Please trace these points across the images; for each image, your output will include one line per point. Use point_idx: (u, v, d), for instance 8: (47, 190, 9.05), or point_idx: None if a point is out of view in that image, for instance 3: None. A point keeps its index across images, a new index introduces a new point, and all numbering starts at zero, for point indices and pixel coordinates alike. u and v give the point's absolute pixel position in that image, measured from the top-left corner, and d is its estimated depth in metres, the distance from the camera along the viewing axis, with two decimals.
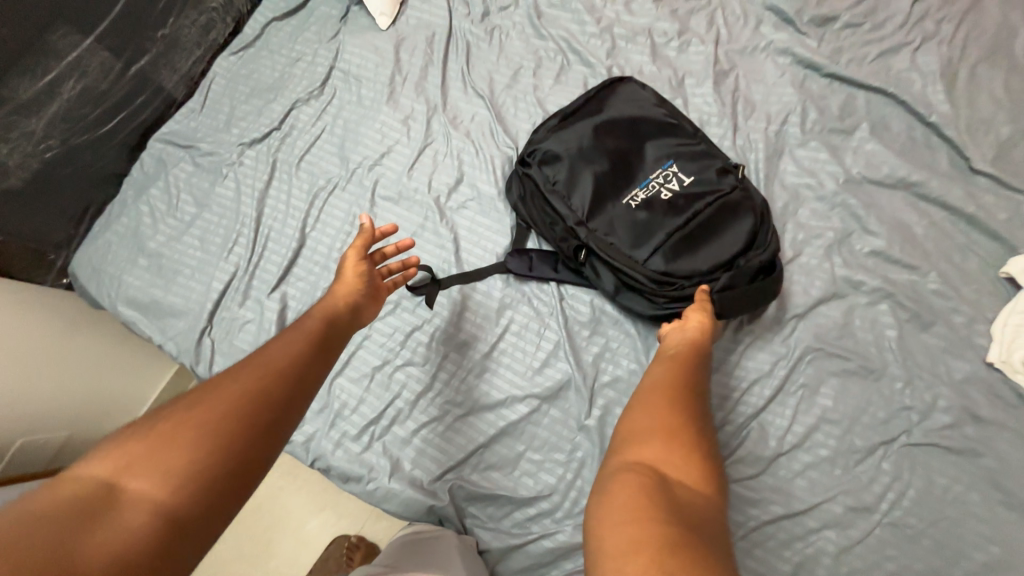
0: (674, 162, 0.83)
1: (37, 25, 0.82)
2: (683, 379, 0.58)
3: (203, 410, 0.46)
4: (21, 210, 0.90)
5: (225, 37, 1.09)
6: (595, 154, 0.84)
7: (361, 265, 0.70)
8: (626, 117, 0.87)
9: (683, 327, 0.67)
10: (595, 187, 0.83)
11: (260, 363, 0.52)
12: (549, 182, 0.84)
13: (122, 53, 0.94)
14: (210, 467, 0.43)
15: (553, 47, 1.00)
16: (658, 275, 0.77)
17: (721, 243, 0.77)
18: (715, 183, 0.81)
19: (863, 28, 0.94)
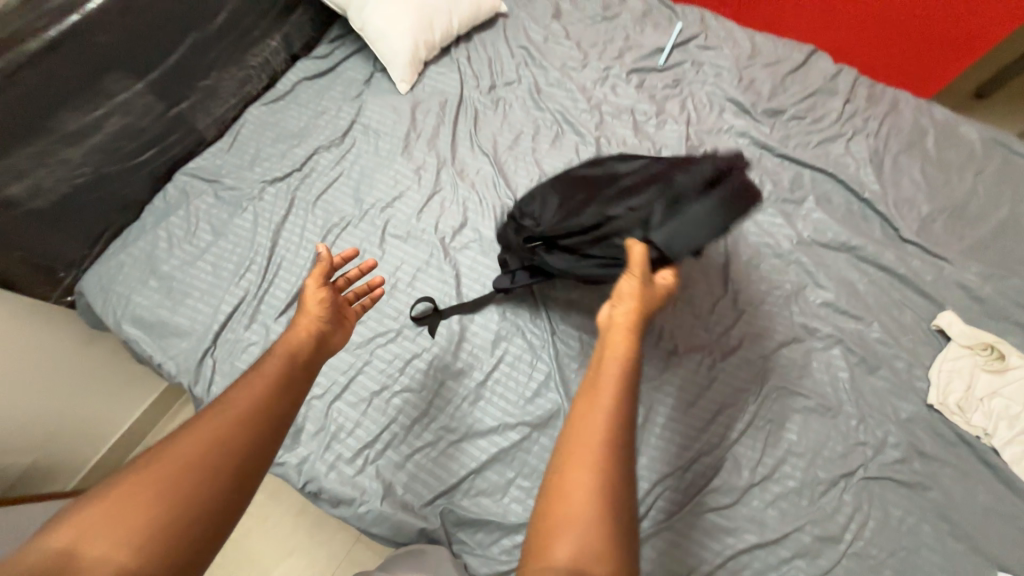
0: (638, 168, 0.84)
1: (97, 69, 0.90)
2: (615, 401, 0.51)
3: (167, 464, 0.48)
4: (45, 228, 0.94)
5: (258, 90, 1.20)
6: (560, 178, 0.94)
7: (320, 294, 0.69)
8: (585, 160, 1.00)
9: (613, 329, 0.58)
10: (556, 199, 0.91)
11: (224, 413, 0.53)
12: (521, 207, 0.94)
13: (166, 97, 1.03)
14: (177, 523, 0.46)
15: (550, 118, 1.16)
16: (604, 232, 0.78)
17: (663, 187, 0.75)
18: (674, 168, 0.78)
19: (806, 120, 1.14)
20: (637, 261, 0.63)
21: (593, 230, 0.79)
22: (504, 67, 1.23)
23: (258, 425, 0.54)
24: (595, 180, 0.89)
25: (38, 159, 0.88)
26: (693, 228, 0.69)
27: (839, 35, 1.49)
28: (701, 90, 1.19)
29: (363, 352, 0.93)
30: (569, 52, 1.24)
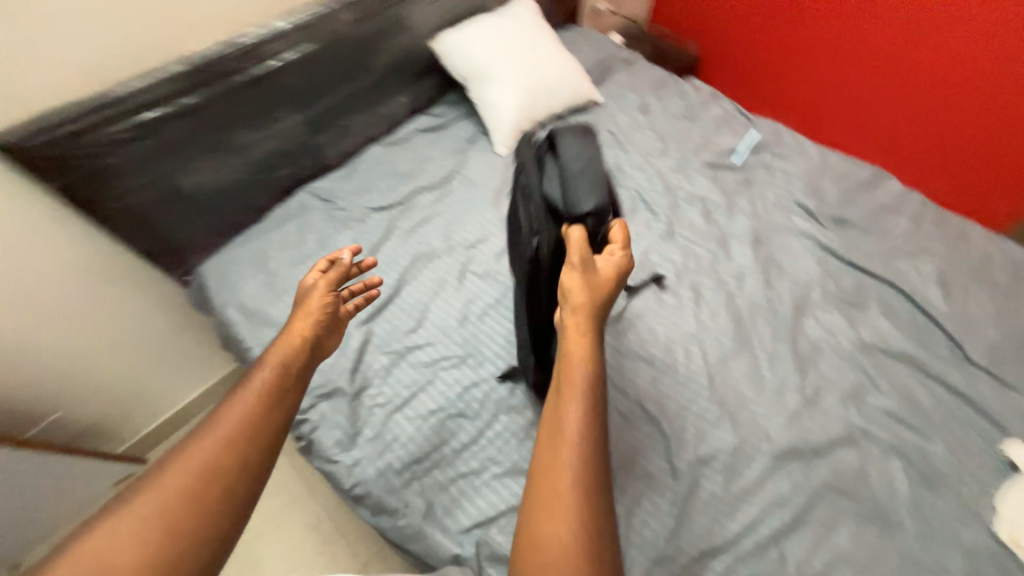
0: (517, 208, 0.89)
1: (275, 102, 1.10)
2: (575, 433, 0.57)
3: (182, 474, 0.54)
4: (190, 217, 1.10)
5: (381, 132, 1.39)
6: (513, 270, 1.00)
7: (322, 297, 0.79)
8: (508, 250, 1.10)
9: (566, 342, 0.63)
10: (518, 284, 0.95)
11: (219, 431, 0.58)
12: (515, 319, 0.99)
13: (313, 130, 1.22)
14: (183, 533, 0.51)
15: (627, 194, 1.28)
16: (538, 252, 0.80)
17: (525, 189, 0.84)
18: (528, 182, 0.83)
19: (872, 233, 1.20)
20: (573, 244, 0.69)
21: (534, 264, 0.81)
22: None
23: (251, 438, 0.60)
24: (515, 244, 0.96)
25: (209, 160, 1.06)
26: (582, 180, 0.75)
27: (869, 141, 1.66)
28: (770, 191, 1.29)
29: (428, 372, 1.00)
30: (651, 142, 1.39)
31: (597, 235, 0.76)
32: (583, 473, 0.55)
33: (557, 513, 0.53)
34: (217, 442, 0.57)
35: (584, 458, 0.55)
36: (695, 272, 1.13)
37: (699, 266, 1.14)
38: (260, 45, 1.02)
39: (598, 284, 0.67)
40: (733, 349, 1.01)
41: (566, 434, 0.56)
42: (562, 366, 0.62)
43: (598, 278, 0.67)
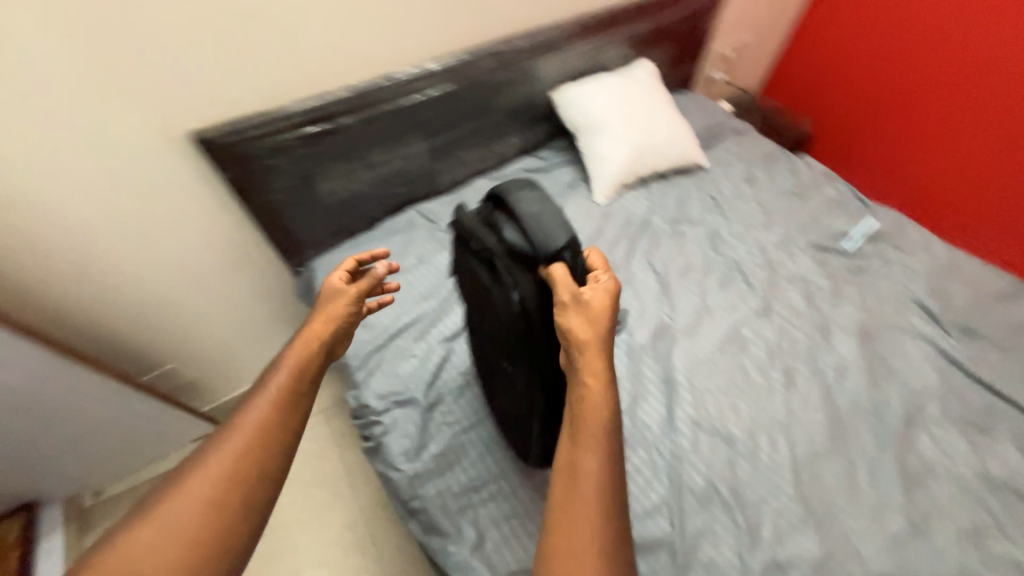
0: (479, 272, 0.84)
1: (410, 128, 1.21)
2: (595, 482, 0.55)
3: (206, 482, 0.57)
4: (313, 215, 1.21)
5: (489, 166, 1.47)
6: (485, 340, 0.93)
7: (341, 300, 0.80)
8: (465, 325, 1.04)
9: (579, 388, 0.63)
10: (502, 353, 0.87)
11: (238, 437, 0.61)
12: (506, 390, 0.90)
13: (434, 157, 1.31)
14: (207, 536, 0.55)
15: (724, 262, 1.25)
16: (521, 306, 0.73)
17: (480, 248, 0.81)
18: (483, 240, 0.80)
19: (1007, 353, 1.07)
20: (559, 281, 0.68)
21: (521, 322, 0.74)
22: (690, 209, 1.38)
23: (268, 443, 0.62)
24: (482, 311, 0.90)
25: (342, 168, 1.17)
26: (543, 220, 0.72)
27: (963, 183, 1.60)
28: (885, 284, 1.19)
29: None
30: (754, 213, 1.36)
31: (576, 269, 0.72)
32: (597, 528, 0.52)
33: (575, 561, 0.50)
34: (237, 453, 0.60)
35: (603, 512, 0.54)
36: (790, 356, 1.07)
37: (795, 350, 1.07)
38: (411, 80, 1.15)
39: (598, 316, 0.66)
40: (827, 449, 0.93)
41: (583, 487, 0.54)
42: (578, 413, 0.61)
43: (592, 309, 0.66)
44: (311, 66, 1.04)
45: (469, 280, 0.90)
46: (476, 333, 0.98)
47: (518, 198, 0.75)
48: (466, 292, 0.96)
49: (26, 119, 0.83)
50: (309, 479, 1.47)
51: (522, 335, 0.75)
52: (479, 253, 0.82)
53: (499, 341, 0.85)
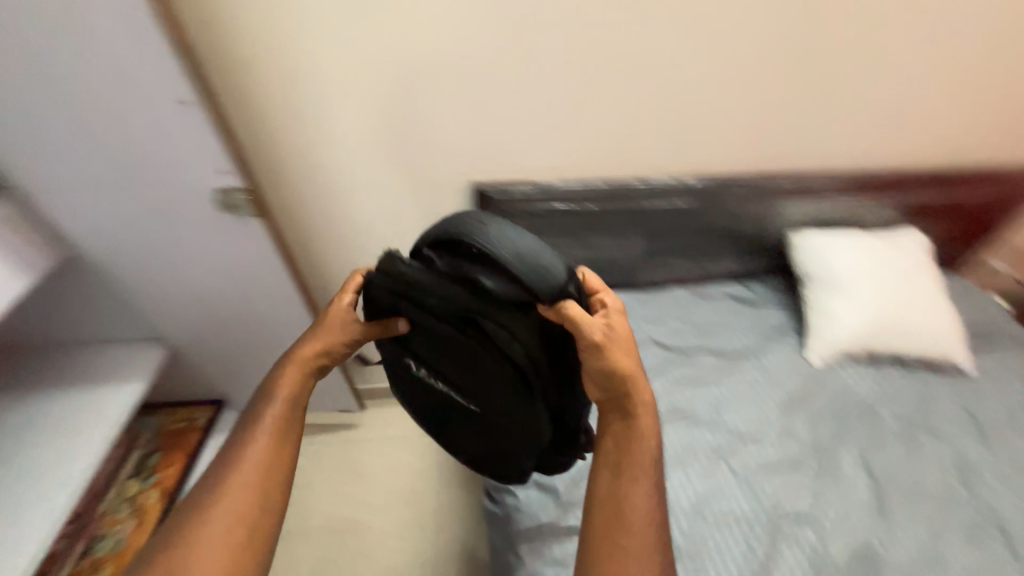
0: (433, 321, 0.74)
1: (639, 227, 1.25)
2: (640, 503, 0.68)
3: (222, 518, 0.68)
4: None
5: (692, 279, 1.41)
6: (441, 377, 0.84)
7: (341, 328, 0.82)
8: (393, 363, 0.91)
9: (621, 416, 0.73)
10: (477, 397, 0.81)
11: (241, 472, 0.71)
12: (485, 425, 0.86)
13: (646, 257, 1.32)
14: (233, 557, 0.66)
15: (975, 508, 0.96)
16: (524, 356, 0.70)
17: (444, 300, 0.70)
18: (446, 290, 0.69)
19: None
20: (581, 321, 0.67)
21: (523, 370, 0.71)
22: (934, 416, 1.11)
23: (272, 468, 0.73)
24: (439, 352, 0.80)
25: (566, 243, 1.23)
26: (530, 269, 0.66)
27: None
28: None
29: None
30: None
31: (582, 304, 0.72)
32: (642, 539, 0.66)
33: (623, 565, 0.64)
34: (241, 487, 0.70)
35: (645, 526, 0.67)
36: None
37: None
38: (664, 190, 1.20)
39: (625, 342, 0.71)
40: None
41: (627, 503, 0.67)
42: (624, 439, 0.72)
43: (616, 339, 0.71)
44: (595, 156, 1.14)
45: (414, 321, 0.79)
46: (421, 370, 0.87)
47: (492, 237, 0.66)
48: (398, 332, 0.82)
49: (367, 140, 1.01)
50: (405, 493, 1.52)
51: (524, 385, 0.73)
52: (440, 306, 0.71)
53: (480, 387, 0.79)
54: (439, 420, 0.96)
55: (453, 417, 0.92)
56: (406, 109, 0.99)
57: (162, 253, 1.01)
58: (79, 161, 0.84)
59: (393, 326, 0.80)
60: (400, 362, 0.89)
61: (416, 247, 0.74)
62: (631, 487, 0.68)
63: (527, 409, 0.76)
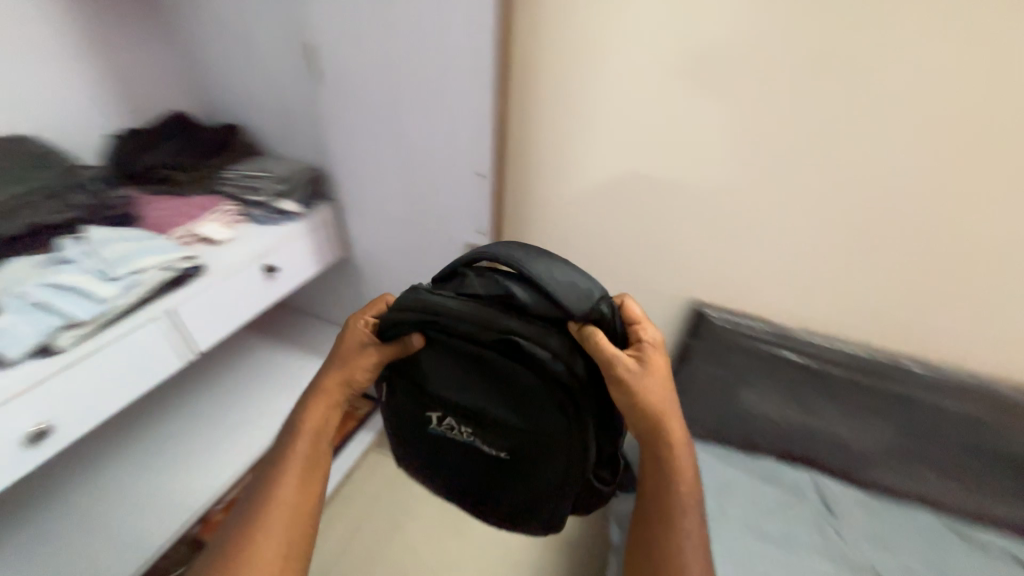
0: (445, 345, 0.58)
1: (893, 416, 0.96)
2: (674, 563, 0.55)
3: None
4: (709, 406, 1.10)
5: (952, 506, 1.01)
6: (466, 430, 0.62)
7: (356, 353, 0.62)
8: (410, 416, 0.67)
9: (647, 463, 0.59)
10: (503, 441, 0.60)
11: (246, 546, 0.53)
12: (511, 481, 0.64)
13: (886, 452, 1.01)
14: None
15: None
16: (564, 372, 0.54)
17: (469, 324, 0.54)
18: (469, 310, 0.54)
19: None
20: (604, 348, 0.53)
21: (561, 391, 0.55)
22: None
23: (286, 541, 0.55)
24: (466, 393, 0.59)
25: (778, 395, 1.03)
26: (560, 282, 0.54)
27: None
28: None
29: None
30: None
31: (614, 329, 0.58)
32: None
33: None
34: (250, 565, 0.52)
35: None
36: None
37: None
38: (950, 386, 0.91)
39: (655, 373, 0.57)
40: None
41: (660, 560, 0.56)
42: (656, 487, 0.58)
43: (650, 372, 0.56)
44: (861, 316, 0.93)
45: (441, 360, 0.59)
46: (440, 424, 0.64)
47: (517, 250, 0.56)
48: (417, 372, 0.62)
49: (607, 244, 1.00)
50: None
51: (563, 410, 0.56)
52: (460, 329, 0.55)
53: (512, 428, 0.59)
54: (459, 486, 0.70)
55: (475, 483, 0.68)
56: (652, 225, 0.95)
57: (404, 277, 1.18)
58: (387, 196, 1.05)
59: (410, 342, 0.59)
60: (412, 417, 0.66)
61: (448, 269, 0.60)
62: (665, 541, 0.56)
63: (564, 445, 0.58)
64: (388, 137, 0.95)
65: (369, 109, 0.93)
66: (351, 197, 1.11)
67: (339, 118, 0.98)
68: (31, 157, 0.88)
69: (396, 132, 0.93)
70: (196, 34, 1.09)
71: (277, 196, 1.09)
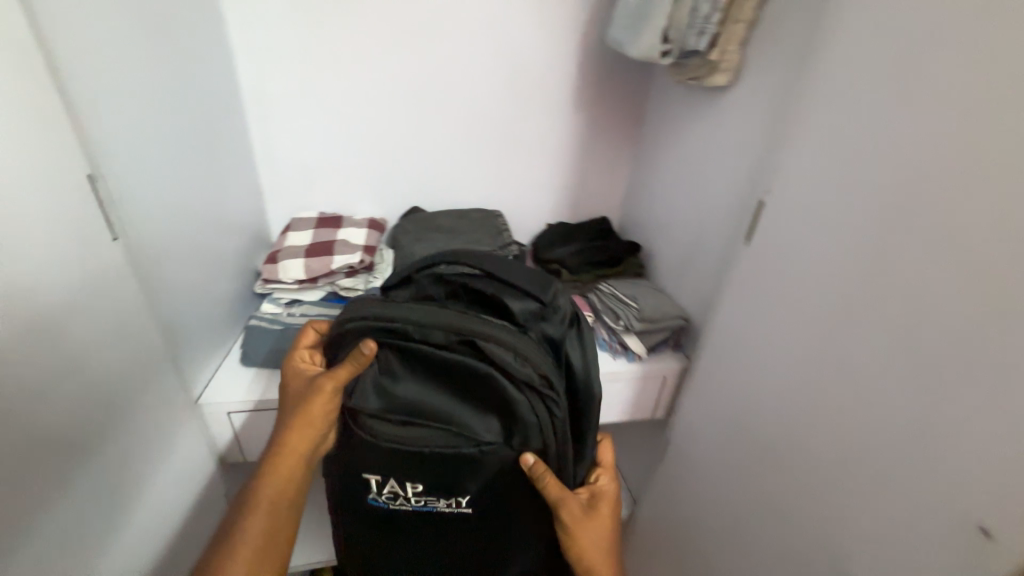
0: (411, 359, 0.60)
1: None
2: None
3: None
4: None
5: None
6: (418, 485, 0.62)
7: (316, 386, 0.60)
8: (348, 473, 0.64)
9: None
10: (472, 476, 0.62)
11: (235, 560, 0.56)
12: (464, 532, 0.67)
13: None
14: None
15: None
16: (539, 379, 0.58)
17: (448, 334, 0.58)
18: (449, 322, 0.58)
19: None
20: (570, 500, 0.63)
21: (536, 397, 0.59)
22: None
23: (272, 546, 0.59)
24: (427, 416, 0.59)
25: None
26: (527, 276, 0.64)
27: None
28: None
29: None
30: None
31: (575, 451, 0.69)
32: None
33: None
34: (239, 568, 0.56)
35: None
36: None
37: None
38: None
39: (603, 522, 0.68)
40: None
41: None
42: None
43: (601, 517, 0.68)
44: None
45: (408, 386, 0.60)
46: (382, 493, 0.64)
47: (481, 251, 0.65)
48: (359, 395, 0.60)
49: None
50: None
51: (535, 423, 0.60)
52: (428, 336, 0.58)
53: (481, 456, 0.60)
54: (392, 555, 0.70)
55: (419, 550, 0.69)
56: None
57: (718, 510, 0.81)
58: (757, 413, 0.72)
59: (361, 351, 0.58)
60: (354, 469, 0.63)
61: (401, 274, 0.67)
62: None
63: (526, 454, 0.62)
64: (814, 355, 0.62)
65: (803, 308, 0.63)
66: (707, 378, 0.85)
67: (753, 297, 0.73)
68: (493, 227, 1.12)
69: (832, 356, 0.59)
70: (652, 164, 1.12)
71: (627, 330, 0.97)
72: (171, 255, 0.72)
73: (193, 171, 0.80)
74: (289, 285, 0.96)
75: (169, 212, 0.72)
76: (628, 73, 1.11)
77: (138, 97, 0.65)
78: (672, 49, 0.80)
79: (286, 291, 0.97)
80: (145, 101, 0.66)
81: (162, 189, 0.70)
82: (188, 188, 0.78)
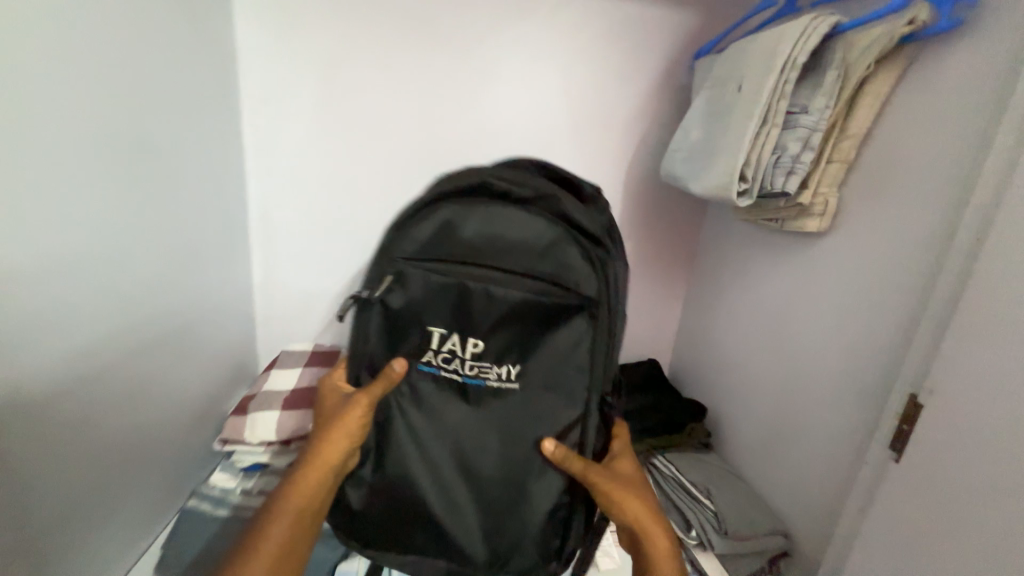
0: (486, 213, 0.53)
1: None
2: None
3: None
4: None
5: None
6: (479, 343, 0.55)
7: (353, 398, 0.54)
8: (389, 341, 0.56)
9: None
10: (526, 345, 0.55)
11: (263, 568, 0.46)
12: (503, 424, 0.55)
13: None
14: None
15: None
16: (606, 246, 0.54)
17: (529, 193, 0.53)
18: (530, 181, 0.53)
19: None
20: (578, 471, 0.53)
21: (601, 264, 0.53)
22: None
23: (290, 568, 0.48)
24: (496, 265, 0.53)
25: None
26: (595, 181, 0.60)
27: None
28: None
29: None
30: None
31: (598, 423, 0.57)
32: None
33: None
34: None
35: None
36: None
37: None
38: None
39: (640, 496, 0.52)
40: None
41: None
42: None
43: (629, 489, 0.53)
44: None
45: (472, 235, 0.54)
46: (434, 360, 0.55)
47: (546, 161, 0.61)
48: (430, 246, 0.54)
49: None
50: None
51: (601, 280, 0.53)
52: (508, 190, 0.53)
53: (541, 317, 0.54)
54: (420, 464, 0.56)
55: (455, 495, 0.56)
56: None
57: None
58: None
59: (391, 370, 0.54)
60: (412, 321, 0.55)
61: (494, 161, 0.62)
62: None
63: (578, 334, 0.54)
64: None
65: None
66: None
67: (948, 545, 0.48)
68: None
69: None
70: (711, 303, 0.94)
71: (702, 546, 0.69)
72: (34, 452, 0.50)
73: (142, 313, 0.64)
74: (256, 448, 0.77)
75: (61, 380, 0.52)
76: (676, 201, 0.98)
77: (58, 234, 0.51)
78: (750, 188, 0.64)
79: (250, 453, 0.78)
80: (71, 244, 0.52)
81: (70, 343, 0.53)
82: (129, 340, 0.62)
